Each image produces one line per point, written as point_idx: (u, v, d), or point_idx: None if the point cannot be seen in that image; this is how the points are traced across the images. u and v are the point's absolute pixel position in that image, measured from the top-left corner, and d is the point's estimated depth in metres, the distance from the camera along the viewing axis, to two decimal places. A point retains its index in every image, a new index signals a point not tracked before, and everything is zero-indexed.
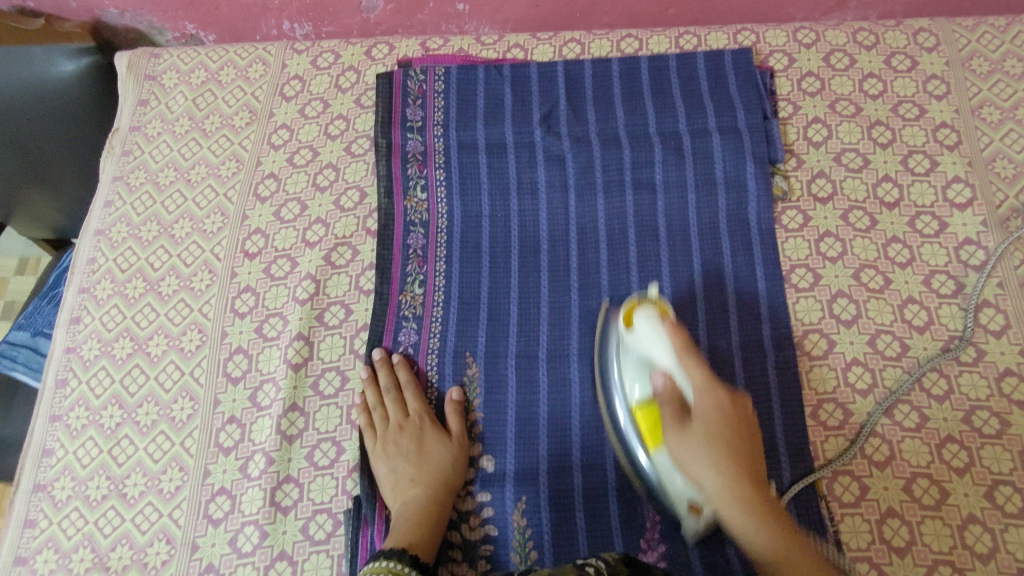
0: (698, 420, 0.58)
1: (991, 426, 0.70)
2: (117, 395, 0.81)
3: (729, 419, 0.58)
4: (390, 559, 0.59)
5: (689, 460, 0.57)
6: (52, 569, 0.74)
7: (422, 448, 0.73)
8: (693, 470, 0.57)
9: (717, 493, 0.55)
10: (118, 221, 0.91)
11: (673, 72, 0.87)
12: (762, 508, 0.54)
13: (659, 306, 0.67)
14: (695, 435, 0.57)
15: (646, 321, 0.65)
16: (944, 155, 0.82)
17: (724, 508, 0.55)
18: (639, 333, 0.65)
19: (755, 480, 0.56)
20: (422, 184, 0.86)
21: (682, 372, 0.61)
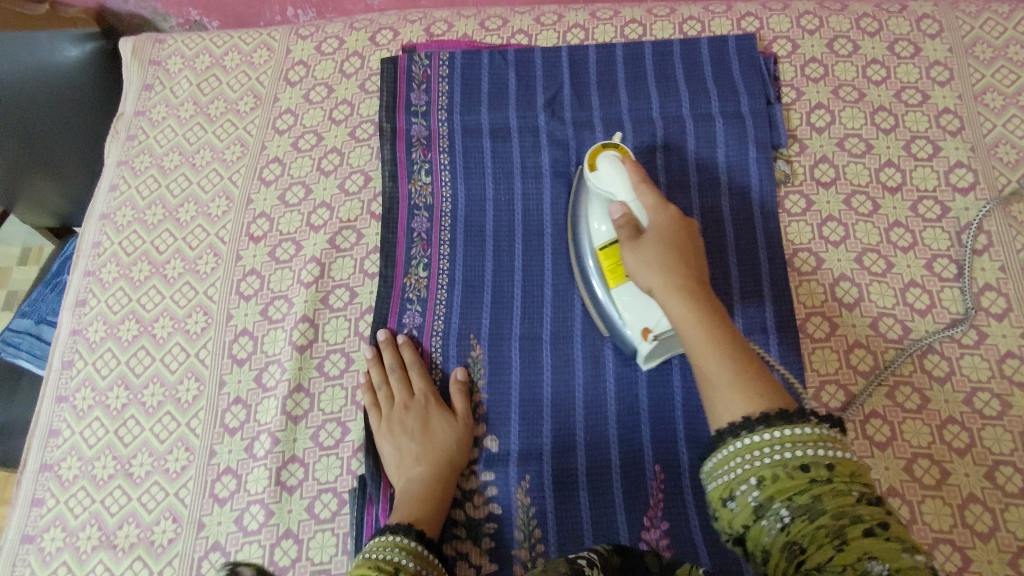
0: (649, 234, 0.62)
1: (991, 408, 0.71)
2: (123, 376, 0.82)
3: (679, 233, 0.62)
4: (396, 535, 0.60)
5: (639, 262, 0.61)
6: (59, 547, 0.74)
7: (427, 426, 0.73)
8: (641, 274, 0.61)
9: (659, 288, 0.58)
10: (124, 204, 0.92)
11: (677, 57, 0.88)
12: (700, 300, 0.57)
13: (620, 150, 0.70)
14: (646, 245, 0.61)
15: (608, 162, 0.68)
16: (946, 141, 0.83)
17: (663, 300, 0.58)
18: (601, 174, 0.68)
19: (696, 280, 0.59)
20: (426, 167, 0.86)
21: (638, 201, 0.65)
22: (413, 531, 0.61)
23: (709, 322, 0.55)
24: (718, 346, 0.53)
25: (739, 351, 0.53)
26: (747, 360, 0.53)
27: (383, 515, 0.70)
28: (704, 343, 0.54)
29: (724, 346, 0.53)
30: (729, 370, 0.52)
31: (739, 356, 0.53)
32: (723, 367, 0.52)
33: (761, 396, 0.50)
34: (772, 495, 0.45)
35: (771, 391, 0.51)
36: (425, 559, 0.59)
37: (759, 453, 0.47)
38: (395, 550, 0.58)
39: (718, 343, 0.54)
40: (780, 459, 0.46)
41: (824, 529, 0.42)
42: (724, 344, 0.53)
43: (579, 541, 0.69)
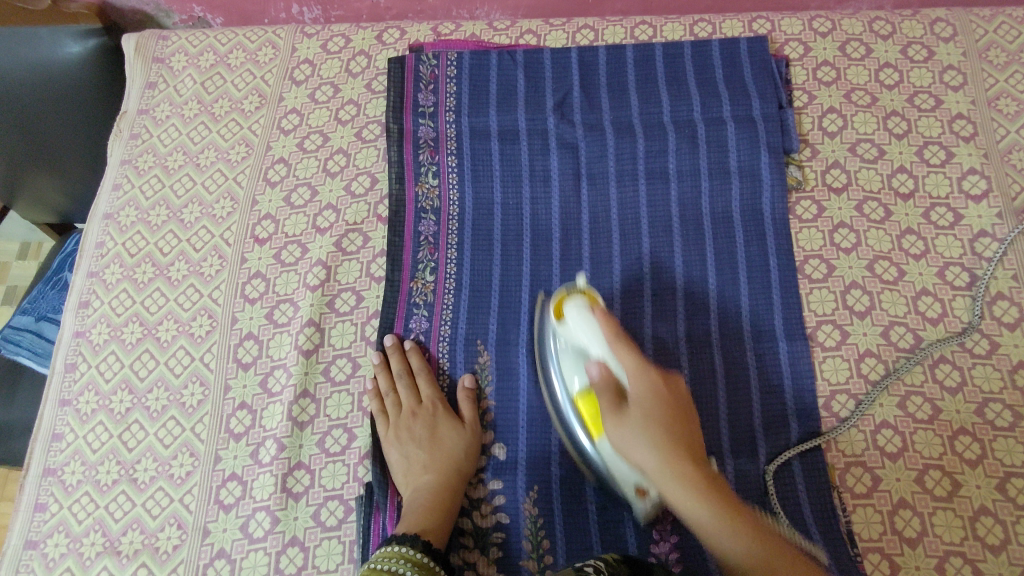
0: (632, 403, 0.58)
1: (1003, 419, 0.70)
2: (127, 380, 0.81)
3: (665, 403, 0.58)
4: (402, 545, 0.60)
5: (624, 441, 0.57)
6: (63, 553, 0.74)
7: (434, 434, 0.73)
8: (632, 453, 0.57)
9: (654, 471, 0.55)
10: (127, 204, 0.91)
11: (689, 60, 0.87)
12: (706, 486, 0.54)
13: (588, 296, 0.69)
14: (630, 420, 0.57)
15: (578, 312, 0.66)
16: (960, 147, 0.82)
17: (661, 485, 0.55)
18: (573, 324, 0.66)
19: (693, 455, 0.56)
20: (433, 170, 0.85)
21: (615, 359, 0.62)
22: (417, 539, 0.61)
23: (717, 512, 0.52)
24: (728, 523, 0.52)
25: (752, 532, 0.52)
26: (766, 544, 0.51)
27: (391, 523, 0.70)
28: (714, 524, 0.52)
29: (735, 530, 0.52)
30: (748, 553, 0.51)
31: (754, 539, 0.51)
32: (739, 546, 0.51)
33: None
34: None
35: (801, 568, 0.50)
36: (430, 568, 0.59)
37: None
38: (401, 561, 0.58)
39: (729, 529, 0.52)
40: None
41: None
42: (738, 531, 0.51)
43: (588, 553, 0.68)
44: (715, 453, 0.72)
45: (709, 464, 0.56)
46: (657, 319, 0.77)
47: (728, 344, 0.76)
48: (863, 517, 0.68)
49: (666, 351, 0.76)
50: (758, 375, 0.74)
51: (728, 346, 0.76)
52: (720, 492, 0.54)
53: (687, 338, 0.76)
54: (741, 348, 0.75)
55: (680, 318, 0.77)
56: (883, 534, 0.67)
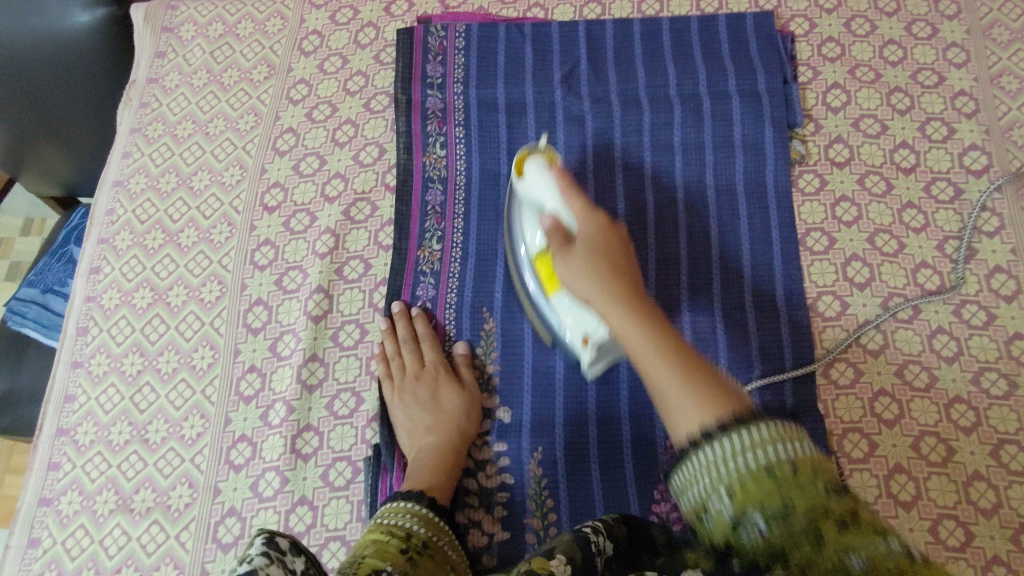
0: (578, 239, 0.63)
1: (998, 388, 0.72)
2: (138, 343, 0.82)
3: (609, 243, 0.62)
4: (407, 500, 0.61)
5: (568, 270, 0.61)
6: (76, 510, 0.75)
7: (438, 397, 0.74)
8: (579, 288, 0.60)
9: (596, 299, 0.58)
10: (137, 172, 0.92)
11: (695, 34, 0.87)
12: (638, 310, 0.55)
13: (547, 155, 0.71)
14: (574, 254, 0.61)
15: (535, 169, 0.69)
16: (962, 123, 0.83)
17: (600, 310, 0.57)
18: (530, 181, 0.70)
19: (629, 286, 0.58)
20: (441, 140, 0.86)
21: (566, 208, 0.66)
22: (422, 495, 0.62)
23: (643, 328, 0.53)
24: (654, 341, 0.51)
25: (679, 348, 0.51)
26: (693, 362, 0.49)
27: (397, 481, 0.72)
28: (641, 343, 0.52)
29: (659, 346, 0.51)
30: (669, 368, 0.49)
31: (678, 351, 0.50)
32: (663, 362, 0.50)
33: (710, 394, 0.46)
34: (743, 506, 0.39)
35: (719, 390, 0.46)
36: (435, 524, 0.60)
37: (729, 456, 0.41)
38: (406, 514, 0.59)
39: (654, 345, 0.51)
40: (744, 465, 0.40)
41: (799, 525, 0.37)
42: (661, 345, 0.51)
43: (591, 513, 0.70)
44: None
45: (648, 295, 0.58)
46: (660, 288, 0.79)
47: (731, 314, 0.77)
48: (860, 481, 0.70)
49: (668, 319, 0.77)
50: (759, 343, 0.76)
51: (730, 315, 0.77)
52: (650, 311, 0.55)
53: (690, 307, 0.78)
54: (743, 316, 0.77)
55: (683, 288, 0.78)
56: (879, 497, 0.69)
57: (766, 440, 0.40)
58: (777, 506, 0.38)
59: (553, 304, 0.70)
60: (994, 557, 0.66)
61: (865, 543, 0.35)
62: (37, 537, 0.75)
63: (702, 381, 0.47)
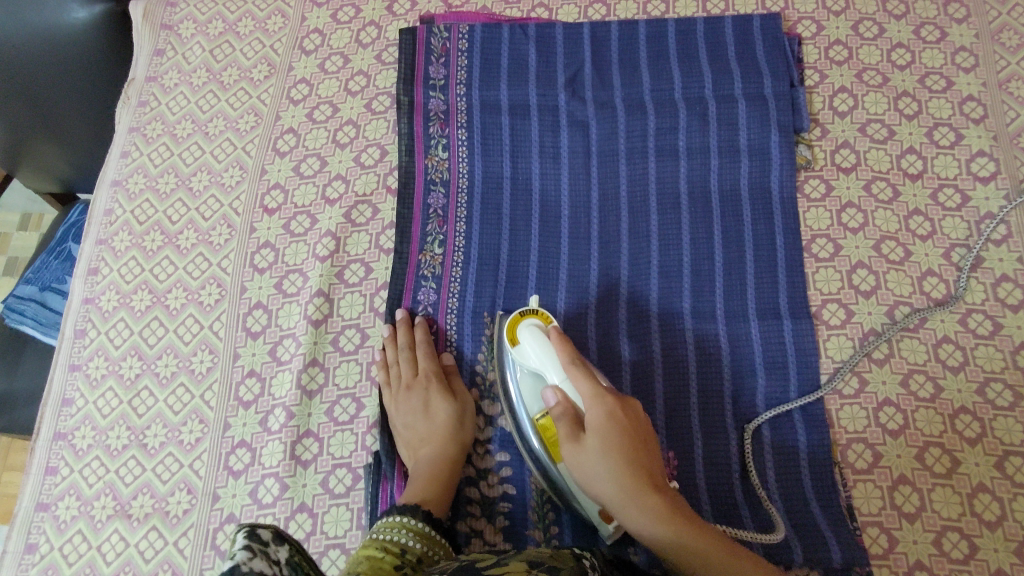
0: (592, 432, 0.59)
1: (1004, 398, 0.71)
2: (136, 347, 0.82)
3: (623, 427, 0.59)
4: (403, 514, 0.60)
5: (586, 476, 0.58)
6: (74, 515, 0.75)
7: (430, 407, 0.73)
8: (598, 488, 0.57)
9: (621, 507, 0.56)
10: (135, 171, 0.91)
11: (701, 36, 0.86)
12: (674, 515, 0.55)
13: (542, 319, 0.70)
14: (591, 453, 0.58)
15: (534, 337, 0.67)
16: (969, 129, 0.82)
17: (628, 520, 0.56)
18: (526, 348, 0.67)
19: (654, 481, 0.57)
20: (444, 143, 0.85)
21: (570, 383, 0.62)
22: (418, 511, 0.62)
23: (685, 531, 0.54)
24: (697, 547, 0.54)
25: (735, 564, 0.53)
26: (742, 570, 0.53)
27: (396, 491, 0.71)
28: (689, 553, 0.53)
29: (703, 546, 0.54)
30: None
31: (733, 563, 0.53)
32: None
33: None
34: None
35: None
36: (429, 537, 0.60)
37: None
38: (401, 529, 0.59)
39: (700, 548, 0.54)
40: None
41: None
42: (716, 559, 0.53)
43: (593, 523, 0.70)
44: (720, 428, 0.73)
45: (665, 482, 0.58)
46: (663, 295, 0.78)
47: (735, 322, 0.76)
48: (864, 492, 0.70)
49: (671, 327, 0.77)
50: (763, 351, 0.75)
51: (734, 323, 0.76)
52: (683, 514, 0.55)
53: (693, 314, 0.77)
54: (747, 324, 0.76)
55: (686, 295, 0.78)
56: (883, 508, 0.69)
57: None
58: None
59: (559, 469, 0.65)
60: (998, 570, 0.66)
61: None
62: (34, 542, 0.74)
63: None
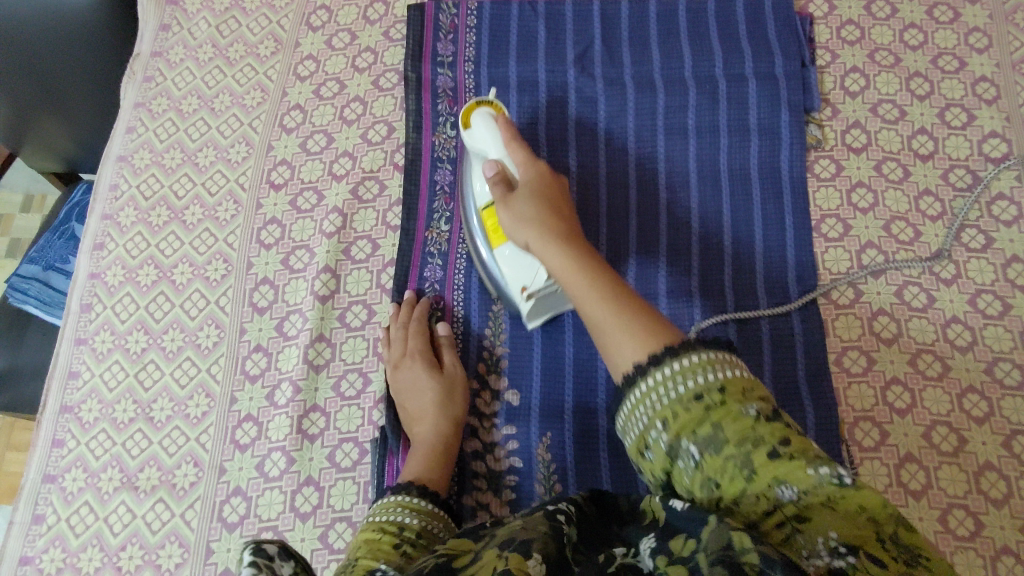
0: (521, 187, 0.66)
1: (1012, 378, 0.71)
2: (142, 321, 0.81)
3: (545, 188, 0.66)
4: (402, 493, 0.59)
5: (509, 217, 0.64)
6: (81, 487, 0.75)
7: (417, 382, 0.72)
8: (518, 231, 0.63)
9: (533, 241, 0.61)
10: (141, 147, 0.90)
11: (712, 14, 0.85)
12: (571, 246, 0.58)
13: (495, 107, 0.74)
14: (518, 198, 0.65)
15: (482, 121, 0.72)
16: (982, 110, 0.81)
17: (538, 252, 0.60)
18: (476, 132, 0.73)
19: (565, 225, 0.61)
20: (451, 120, 0.85)
21: (509, 158, 0.70)
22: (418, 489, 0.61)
23: (577, 260, 0.56)
24: (586, 272, 0.55)
25: (613, 286, 0.53)
26: (622, 295, 0.52)
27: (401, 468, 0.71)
28: (579, 281, 0.55)
29: (591, 273, 0.55)
30: (607, 307, 0.52)
31: (611, 290, 0.53)
32: (598, 303, 0.52)
33: (644, 328, 0.49)
34: (679, 434, 0.43)
35: (650, 322, 0.49)
36: (433, 514, 0.58)
37: (662, 390, 0.44)
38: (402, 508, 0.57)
39: (585, 271, 0.55)
40: (677, 395, 0.43)
41: (731, 454, 0.41)
42: (596, 283, 0.54)
43: None
44: None
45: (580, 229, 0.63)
46: (671, 273, 0.78)
47: (743, 300, 0.76)
48: (870, 469, 0.70)
49: (678, 304, 0.76)
50: (770, 329, 0.75)
51: (742, 302, 0.76)
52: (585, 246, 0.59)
53: (701, 292, 0.77)
54: (755, 304, 0.76)
55: (694, 273, 0.78)
56: (889, 486, 0.69)
57: (716, 360, 0.44)
58: (715, 436, 0.41)
59: (496, 256, 0.72)
60: (1004, 547, 0.66)
61: (795, 473, 0.39)
62: (41, 513, 0.74)
63: (636, 313, 0.50)
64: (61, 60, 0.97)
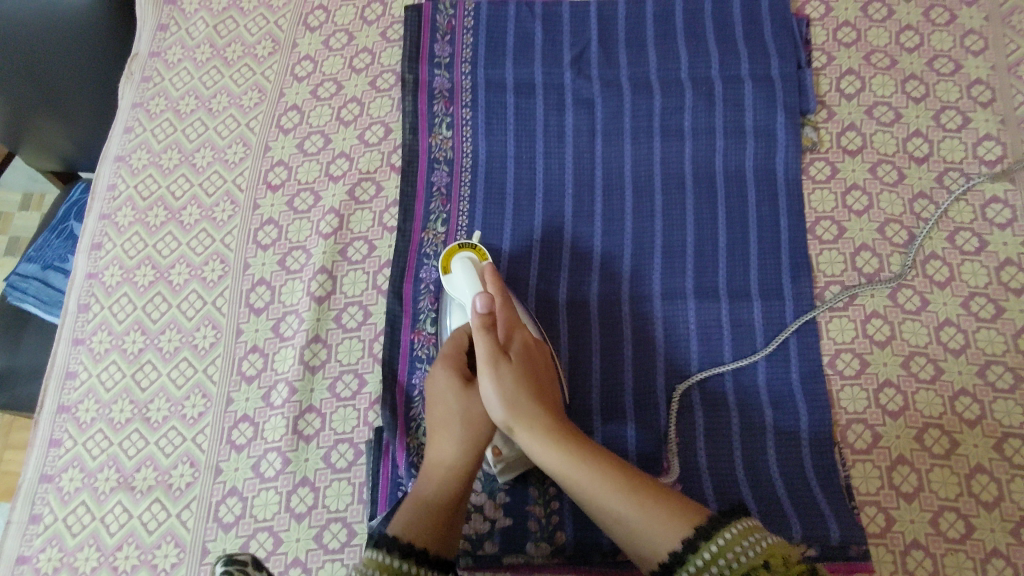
0: (511, 347, 0.63)
1: (1004, 381, 0.71)
2: (139, 321, 0.82)
3: (528, 355, 0.63)
4: (378, 551, 0.53)
5: (499, 391, 0.59)
6: (78, 487, 0.75)
7: (441, 394, 0.64)
8: (511, 422, 0.59)
9: (521, 432, 0.59)
10: (138, 147, 0.90)
11: (709, 15, 0.85)
12: (566, 436, 0.58)
13: (477, 253, 0.74)
14: (505, 369, 0.60)
15: (463, 266, 0.70)
16: (977, 112, 0.82)
17: (531, 446, 0.58)
18: (456, 277, 0.71)
19: (552, 409, 0.60)
20: (448, 121, 0.85)
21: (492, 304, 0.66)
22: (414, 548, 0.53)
23: (579, 452, 0.57)
24: (589, 464, 0.56)
25: (619, 471, 0.56)
26: (630, 477, 0.56)
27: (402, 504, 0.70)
28: (583, 476, 0.56)
29: (594, 464, 0.56)
30: (624, 499, 0.55)
31: (616, 475, 0.56)
32: (610, 492, 0.55)
33: (672, 508, 0.53)
34: None
35: (668, 502, 0.54)
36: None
37: (711, 569, 0.49)
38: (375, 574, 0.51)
39: (590, 466, 0.56)
40: (726, 571, 0.48)
41: None
42: (602, 474, 0.56)
43: None
44: (721, 406, 0.73)
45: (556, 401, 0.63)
46: (666, 276, 0.78)
47: (737, 302, 0.77)
48: (862, 472, 0.70)
49: (673, 307, 0.77)
50: (764, 331, 0.75)
51: (736, 304, 0.76)
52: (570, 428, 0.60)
53: (696, 294, 0.77)
54: (749, 307, 0.76)
55: (688, 276, 0.78)
56: (881, 488, 0.69)
57: (747, 526, 0.50)
58: None
59: None
60: (994, 549, 0.66)
61: None
62: (38, 513, 0.75)
63: (651, 497, 0.55)
64: (56, 58, 0.96)
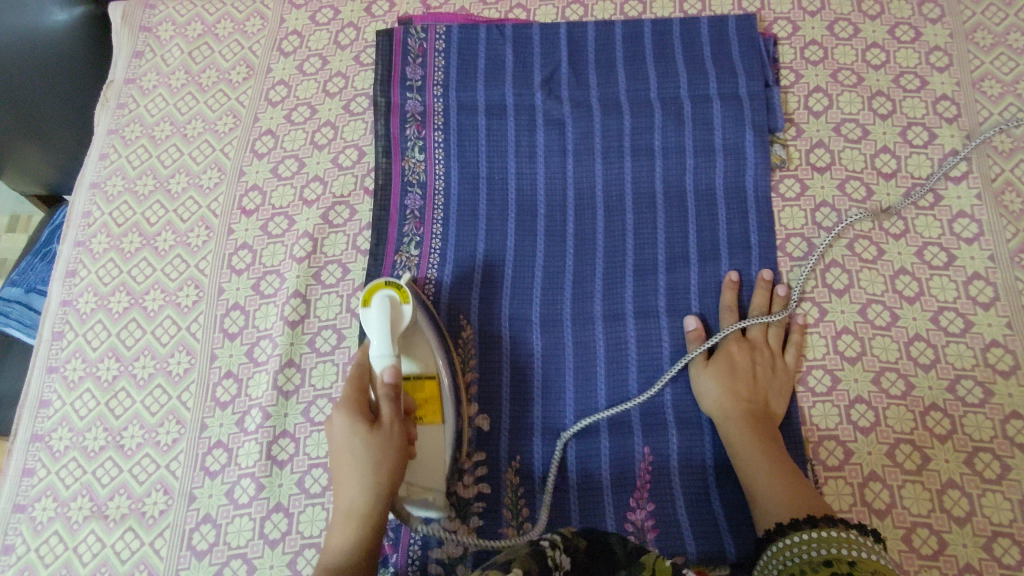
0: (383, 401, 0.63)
1: (974, 396, 0.72)
2: (114, 348, 0.82)
3: (735, 392, 0.72)
4: None
5: (709, 388, 0.73)
6: (51, 516, 0.75)
7: (346, 446, 0.61)
8: (702, 395, 0.73)
9: (716, 413, 0.72)
10: (114, 174, 0.91)
11: (677, 36, 0.86)
12: (761, 453, 0.67)
13: (399, 290, 0.72)
14: (709, 367, 0.74)
15: (381, 307, 0.70)
16: (943, 128, 0.82)
17: (738, 450, 0.69)
18: (374, 313, 0.70)
19: (753, 416, 0.71)
20: (420, 145, 0.85)
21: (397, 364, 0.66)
22: None
23: (768, 468, 0.66)
24: (768, 476, 0.65)
25: (786, 485, 0.64)
26: (788, 487, 0.64)
27: (391, 544, 0.71)
28: (761, 481, 0.65)
29: (772, 483, 0.65)
30: (781, 506, 0.63)
31: (782, 490, 0.64)
32: (774, 499, 0.64)
33: (806, 505, 0.62)
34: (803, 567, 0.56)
35: (804, 502, 0.62)
36: None
37: (803, 549, 0.57)
38: None
39: (768, 483, 0.65)
40: (811, 556, 0.57)
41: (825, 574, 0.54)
42: (775, 487, 0.64)
43: (567, 521, 0.71)
44: (695, 425, 0.74)
45: (761, 403, 0.72)
46: (638, 296, 0.78)
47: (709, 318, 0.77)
48: (834, 488, 0.70)
49: (647, 328, 0.77)
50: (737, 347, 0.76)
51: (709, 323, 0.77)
52: (764, 426, 0.70)
53: (668, 313, 0.78)
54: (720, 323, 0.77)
55: (660, 293, 0.78)
56: (853, 505, 0.70)
57: (833, 536, 0.57)
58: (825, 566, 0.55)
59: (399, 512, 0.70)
60: (967, 565, 0.66)
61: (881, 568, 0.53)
62: (11, 544, 0.75)
63: (804, 496, 0.63)
64: (45, 105, 1.00)
